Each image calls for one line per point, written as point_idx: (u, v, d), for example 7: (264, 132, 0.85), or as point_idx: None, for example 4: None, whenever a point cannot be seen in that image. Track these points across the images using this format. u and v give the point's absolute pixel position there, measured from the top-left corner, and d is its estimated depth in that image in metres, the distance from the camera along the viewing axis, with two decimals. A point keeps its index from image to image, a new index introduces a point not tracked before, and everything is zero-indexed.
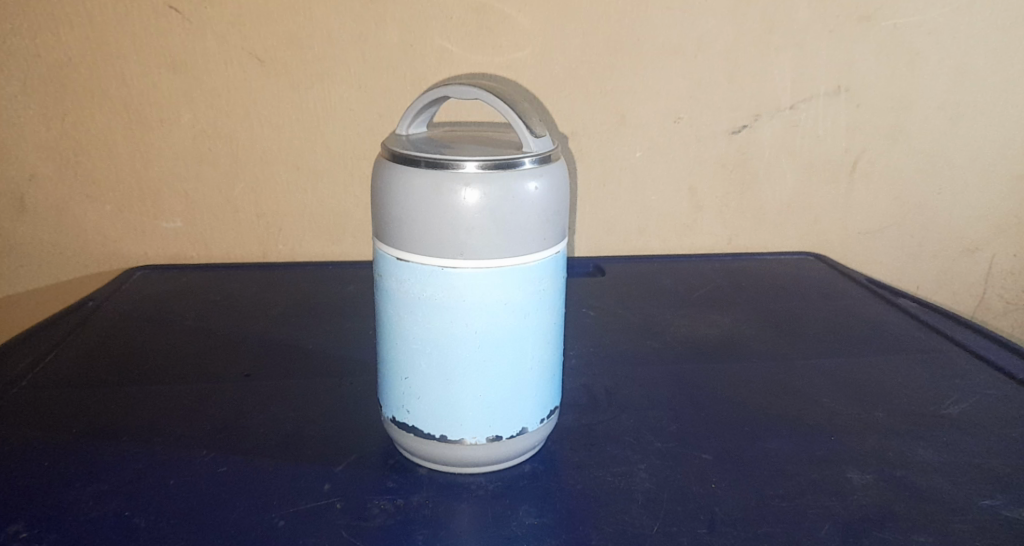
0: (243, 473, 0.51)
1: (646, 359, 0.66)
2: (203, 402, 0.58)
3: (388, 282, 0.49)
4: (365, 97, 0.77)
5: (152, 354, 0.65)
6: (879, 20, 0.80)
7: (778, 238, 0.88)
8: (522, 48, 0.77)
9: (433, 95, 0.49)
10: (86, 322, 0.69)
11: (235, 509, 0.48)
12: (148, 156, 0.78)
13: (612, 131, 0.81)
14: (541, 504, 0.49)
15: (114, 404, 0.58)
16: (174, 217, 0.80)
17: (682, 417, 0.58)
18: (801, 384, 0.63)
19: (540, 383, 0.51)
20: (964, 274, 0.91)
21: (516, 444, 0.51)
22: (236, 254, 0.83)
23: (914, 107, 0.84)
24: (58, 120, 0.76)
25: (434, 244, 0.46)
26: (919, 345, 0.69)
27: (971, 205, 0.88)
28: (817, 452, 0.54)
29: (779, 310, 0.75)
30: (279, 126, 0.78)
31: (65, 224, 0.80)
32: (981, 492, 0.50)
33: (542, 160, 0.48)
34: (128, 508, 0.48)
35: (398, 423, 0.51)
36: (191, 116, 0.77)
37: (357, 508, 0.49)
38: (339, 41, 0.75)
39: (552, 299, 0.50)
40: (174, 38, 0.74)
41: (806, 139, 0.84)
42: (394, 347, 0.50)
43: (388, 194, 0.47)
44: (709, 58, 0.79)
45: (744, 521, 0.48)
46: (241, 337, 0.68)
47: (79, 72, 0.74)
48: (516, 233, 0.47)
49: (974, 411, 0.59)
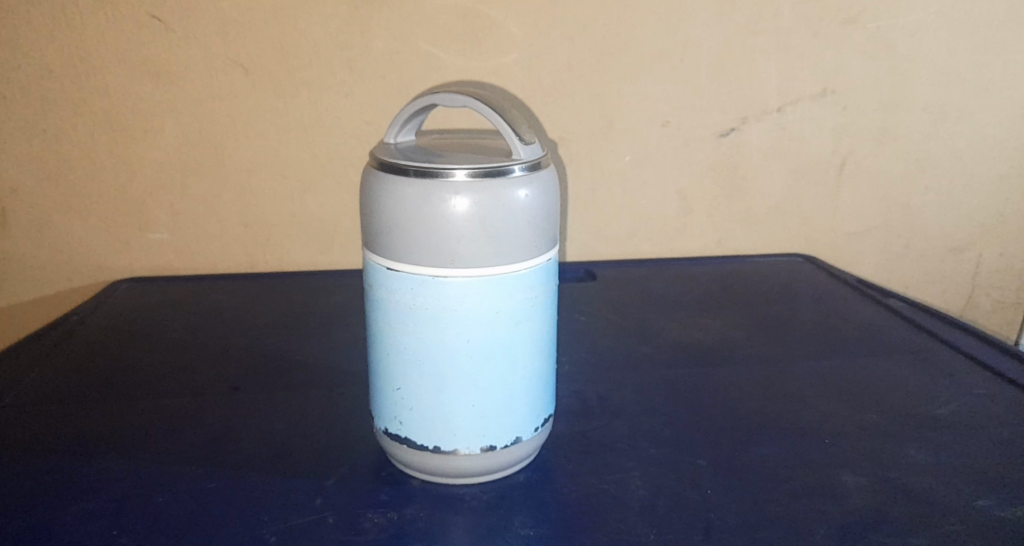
0: (234, 488, 0.50)
1: (639, 364, 0.66)
2: (192, 415, 0.58)
3: (379, 293, 0.48)
4: (352, 105, 0.77)
5: (139, 368, 0.64)
6: (864, 22, 0.80)
7: (768, 240, 0.88)
8: (509, 54, 0.77)
9: (421, 103, 0.48)
10: (71, 336, 0.69)
11: (225, 526, 0.47)
12: (132, 167, 0.77)
13: (600, 135, 0.80)
14: (537, 514, 0.49)
15: (101, 420, 0.57)
16: (160, 228, 0.80)
17: (676, 423, 0.58)
18: (794, 387, 0.63)
19: (534, 392, 0.51)
20: (952, 273, 0.91)
21: (510, 454, 0.51)
22: (223, 265, 0.82)
23: (900, 108, 0.84)
24: (41, 132, 0.75)
25: (425, 254, 0.46)
26: (910, 346, 0.69)
27: (957, 205, 0.89)
28: (812, 456, 0.54)
29: (770, 312, 0.75)
30: (265, 135, 0.77)
31: (49, 238, 0.79)
32: (976, 493, 0.50)
33: (532, 168, 0.48)
34: (117, 526, 0.47)
35: (390, 434, 0.51)
36: (176, 126, 0.76)
37: (350, 523, 0.48)
38: (325, 49, 0.74)
39: (544, 308, 0.50)
40: (157, 48, 0.73)
41: (794, 141, 0.84)
42: (385, 358, 0.50)
43: (377, 204, 0.47)
44: (696, 61, 0.79)
45: (742, 527, 0.48)
46: (230, 349, 0.67)
47: (62, 83, 0.73)
48: (507, 241, 0.46)
49: (966, 411, 0.59)
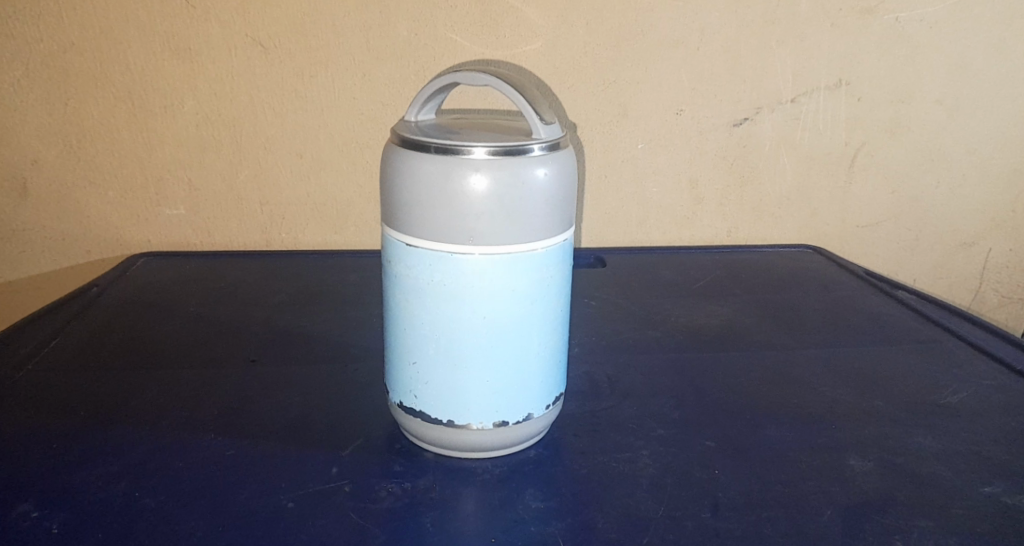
0: (250, 456, 0.51)
1: (648, 347, 0.67)
2: (210, 386, 0.59)
3: (397, 268, 0.49)
4: (369, 87, 0.77)
5: (157, 341, 0.65)
6: (880, 14, 0.80)
7: (777, 231, 0.89)
8: (526, 39, 0.77)
9: (441, 81, 0.49)
10: (90, 307, 0.70)
11: (243, 491, 0.48)
12: (151, 143, 0.78)
13: (614, 122, 0.81)
14: (547, 488, 0.50)
15: (120, 388, 0.58)
16: (177, 204, 0.81)
17: (684, 405, 0.59)
18: (802, 373, 0.63)
19: (546, 369, 0.52)
20: (960, 266, 0.92)
21: (521, 430, 0.52)
22: (238, 242, 0.83)
23: (912, 101, 0.84)
24: (61, 105, 0.76)
25: (444, 231, 0.47)
26: (918, 336, 0.69)
27: (968, 199, 0.89)
28: (819, 440, 0.55)
29: (779, 300, 0.76)
30: (282, 114, 0.78)
31: (67, 211, 0.80)
32: (981, 480, 0.51)
33: (550, 148, 0.48)
34: (137, 489, 0.48)
35: (405, 407, 0.52)
36: (194, 103, 0.77)
37: (364, 491, 0.49)
38: (344, 29, 0.75)
39: (559, 287, 0.51)
40: (178, 24, 0.74)
41: (807, 132, 0.84)
42: (402, 331, 0.51)
43: (397, 180, 0.47)
44: (711, 51, 0.80)
45: (750, 506, 0.49)
46: (246, 324, 0.68)
47: (82, 57, 0.74)
48: (524, 220, 0.47)
49: (972, 400, 0.60)
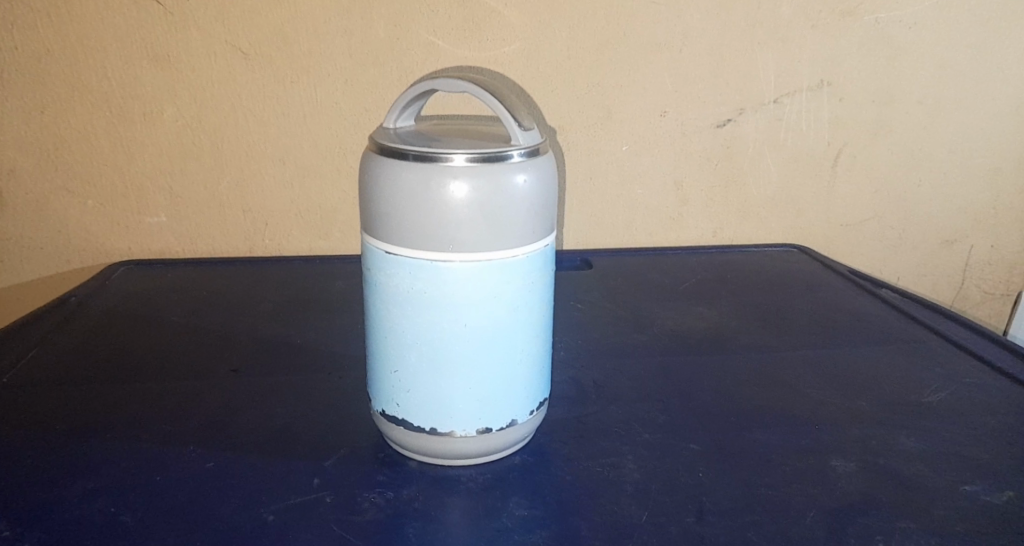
0: (232, 468, 0.51)
1: (634, 351, 0.67)
2: (192, 396, 0.58)
3: (377, 277, 0.49)
4: (352, 92, 0.77)
5: (138, 351, 0.64)
6: (862, 14, 0.81)
7: (763, 231, 0.89)
8: (509, 43, 0.77)
9: (420, 88, 0.49)
10: (71, 318, 0.69)
11: (225, 504, 0.48)
12: (131, 150, 0.77)
13: (599, 125, 0.81)
14: (531, 496, 0.50)
15: (101, 401, 0.57)
16: (159, 211, 0.80)
17: (670, 409, 0.59)
18: (787, 375, 0.63)
19: (530, 376, 0.52)
20: (944, 264, 0.92)
21: (505, 437, 0.52)
22: (221, 250, 0.82)
23: (895, 100, 0.85)
24: (39, 113, 0.75)
25: (425, 239, 0.46)
26: (903, 336, 0.70)
27: (951, 197, 0.90)
28: (804, 442, 0.55)
29: (765, 302, 0.76)
30: (264, 121, 0.77)
31: (48, 220, 0.79)
32: (963, 479, 0.51)
33: (530, 154, 0.48)
34: (116, 504, 0.47)
35: (388, 416, 0.52)
36: (174, 110, 0.76)
37: (347, 502, 0.49)
38: (326, 35, 0.75)
39: (541, 293, 0.50)
40: (157, 31, 0.73)
41: (791, 133, 0.84)
42: (384, 340, 0.50)
43: (376, 188, 0.47)
44: (694, 52, 0.79)
45: (733, 510, 0.49)
46: (229, 333, 0.67)
47: (60, 65, 0.73)
48: (505, 226, 0.47)
49: (955, 400, 0.60)
